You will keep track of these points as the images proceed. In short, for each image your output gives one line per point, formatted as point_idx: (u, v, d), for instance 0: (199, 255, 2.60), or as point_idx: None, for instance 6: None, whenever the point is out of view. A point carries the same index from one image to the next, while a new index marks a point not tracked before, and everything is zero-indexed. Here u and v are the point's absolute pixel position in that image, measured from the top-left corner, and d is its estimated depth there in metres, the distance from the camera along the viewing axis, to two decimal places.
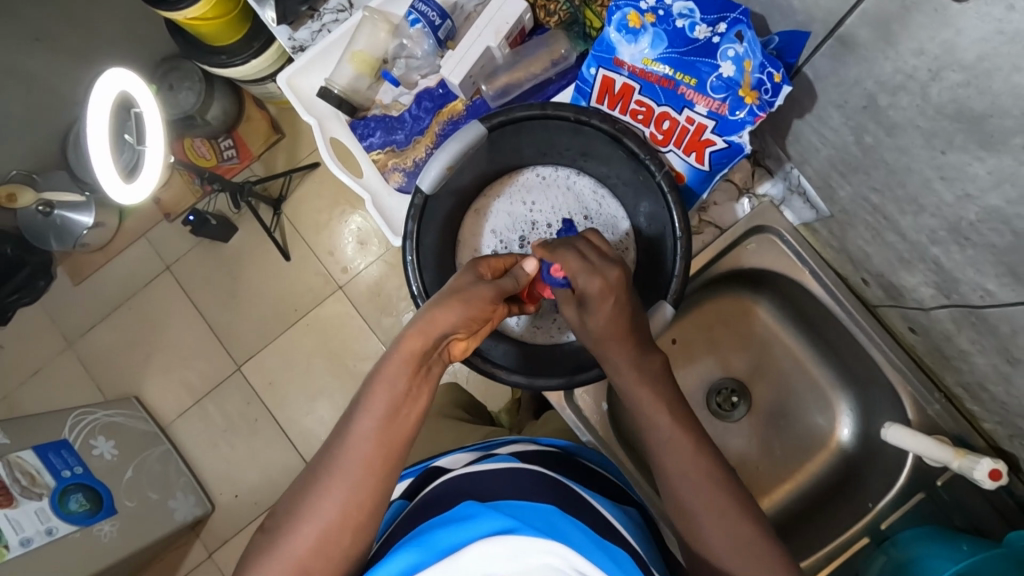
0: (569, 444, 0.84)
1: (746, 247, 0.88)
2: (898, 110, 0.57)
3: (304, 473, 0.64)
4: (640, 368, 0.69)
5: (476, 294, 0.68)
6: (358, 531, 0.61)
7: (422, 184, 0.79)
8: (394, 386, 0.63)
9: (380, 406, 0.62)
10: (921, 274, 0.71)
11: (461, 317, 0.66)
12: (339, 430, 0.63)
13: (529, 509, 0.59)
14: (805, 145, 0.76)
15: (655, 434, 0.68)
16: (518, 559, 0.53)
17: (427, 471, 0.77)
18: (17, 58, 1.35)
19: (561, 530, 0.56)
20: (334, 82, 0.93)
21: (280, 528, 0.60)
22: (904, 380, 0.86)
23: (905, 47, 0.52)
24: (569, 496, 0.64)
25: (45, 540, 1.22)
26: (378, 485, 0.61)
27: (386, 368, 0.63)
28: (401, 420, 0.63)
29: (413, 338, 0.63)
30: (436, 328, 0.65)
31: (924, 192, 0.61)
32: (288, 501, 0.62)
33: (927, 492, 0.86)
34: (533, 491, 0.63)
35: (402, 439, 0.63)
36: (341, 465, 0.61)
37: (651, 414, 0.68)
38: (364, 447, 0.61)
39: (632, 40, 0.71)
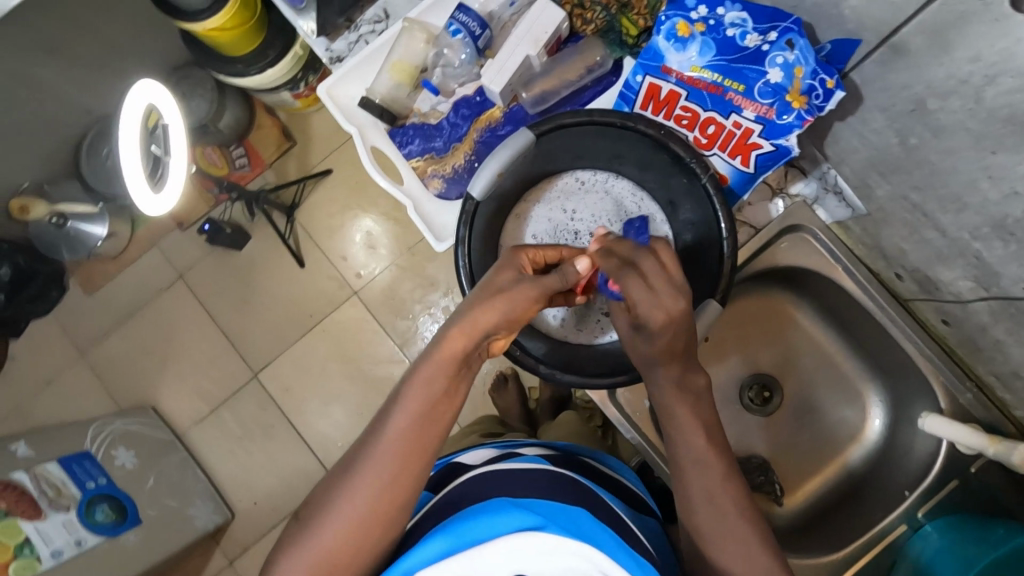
0: (575, 447, 0.86)
1: (780, 245, 0.91)
2: (948, 113, 0.60)
3: (337, 467, 0.67)
4: (680, 386, 0.71)
5: (518, 295, 0.69)
6: (387, 525, 0.63)
7: (472, 190, 0.82)
8: (432, 385, 0.65)
9: (415, 406, 0.64)
10: (959, 268, 0.74)
11: (501, 318, 0.68)
12: (372, 428, 0.65)
13: (555, 505, 0.62)
14: (844, 146, 0.78)
15: (687, 453, 0.69)
16: (541, 553, 0.57)
17: (448, 466, 0.79)
18: (34, 70, 1.35)
19: (584, 528, 0.59)
20: (374, 91, 0.96)
21: (312, 519, 0.64)
22: (936, 371, 0.88)
23: (960, 54, 0.54)
24: (589, 497, 0.67)
25: (75, 551, 1.24)
26: (408, 485, 0.64)
27: (426, 366, 0.65)
28: (437, 419, 0.65)
29: (456, 337, 0.66)
30: (478, 328, 0.67)
31: (968, 190, 0.64)
32: (320, 493, 0.65)
33: (960, 480, 0.89)
34: (557, 488, 0.65)
35: (434, 441, 0.65)
36: (374, 458, 0.63)
37: (686, 433, 0.70)
38: (396, 445, 0.63)
39: (680, 48, 0.74)
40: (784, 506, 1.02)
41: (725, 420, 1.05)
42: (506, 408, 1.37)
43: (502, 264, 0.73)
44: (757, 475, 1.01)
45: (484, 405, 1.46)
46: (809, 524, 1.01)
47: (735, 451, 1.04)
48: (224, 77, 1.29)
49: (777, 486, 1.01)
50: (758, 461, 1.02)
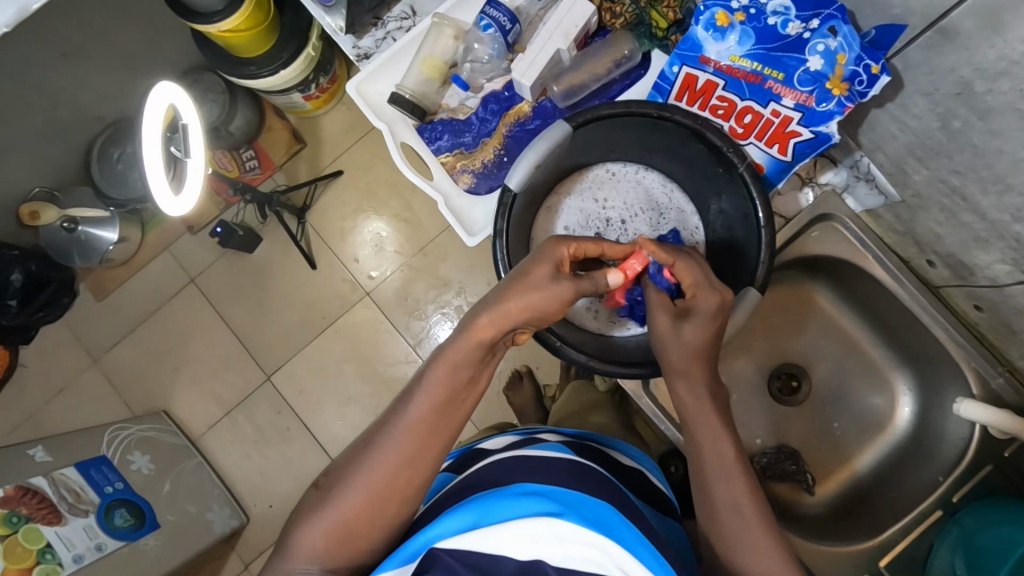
0: (593, 434, 0.86)
1: (811, 235, 0.92)
2: (996, 95, 0.60)
3: (359, 440, 0.67)
4: (707, 396, 0.73)
5: (551, 292, 0.69)
6: (403, 503, 0.64)
7: (511, 181, 0.81)
8: (458, 371, 0.66)
9: (439, 391, 0.65)
10: (997, 251, 0.74)
11: (531, 313, 0.69)
12: (396, 405, 0.66)
13: (577, 493, 0.61)
14: (880, 134, 0.79)
15: (714, 458, 0.70)
16: (560, 541, 0.55)
17: (471, 451, 0.79)
18: (49, 74, 1.34)
19: (605, 519, 0.58)
20: (405, 86, 0.94)
21: (331, 488, 0.64)
22: (967, 356, 0.89)
23: (1014, 35, 0.55)
24: (611, 489, 0.66)
25: (96, 555, 1.23)
26: (425, 468, 0.65)
27: (453, 352, 0.66)
28: (457, 405, 0.66)
29: (486, 328, 0.67)
30: (507, 320, 0.68)
31: (1012, 172, 0.65)
32: (341, 464, 0.65)
33: (995, 464, 0.89)
34: (580, 478, 0.65)
35: (454, 425, 0.66)
36: (395, 436, 0.64)
37: (713, 439, 0.71)
38: (417, 427, 0.64)
39: (719, 37, 0.75)
40: (813, 495, 1.03)
41: (753, 411, 1.05)
42: (522, 403, 1.37)
43: (541, 256, 0.72)
44: (790, 463, 1.01)
45: (501, 403, 1.47)
46: (840, 513, 1.01)
47: (765, 441, 1.05)
48: (237, 79, 1.28)
49: (810, 475, 1.02)
50: (790, 450, 1.03)
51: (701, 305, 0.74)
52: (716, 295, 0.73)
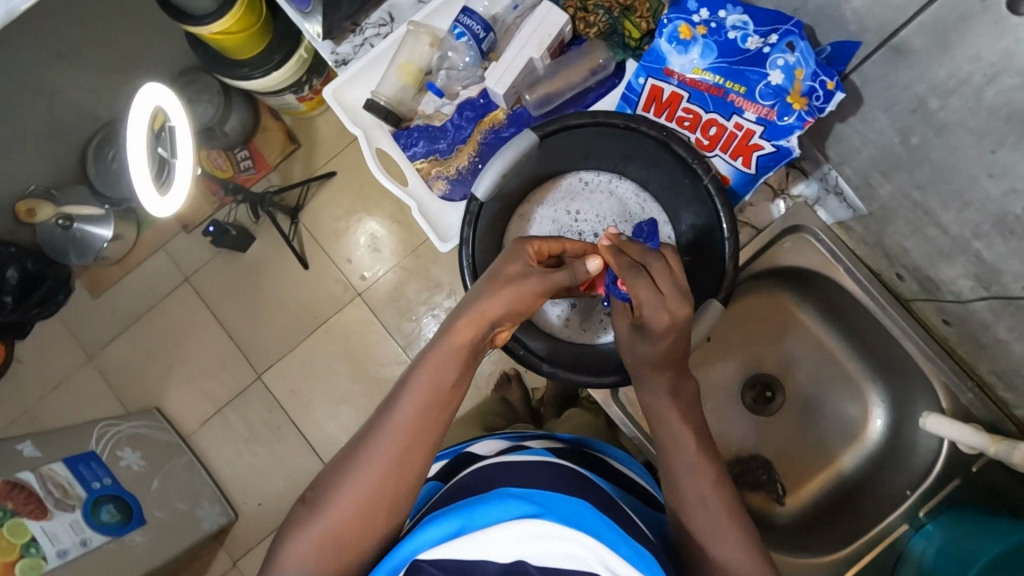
0: (585, 439, 0.85)
1: (782, 245, 0.92)
2: (949, 112, 0.62)
3: (346, 450, 0.66)
4: (674, 395, 0.73)
5: (522, 288, 0.70)
6: (393, 510, 0.63)
7: (477, 191, 0.85)
8: (441, 373, 0.67)
9: (424, 391, 0.66)
10: (960, 266, 0.75)
11: (508, 308, 0.70)
12: (383, 411, 0.66)
13: (558, 494, 0.61)
14: (846, 148, 0.80)
15: (681, 457, 0.71)
16: (544, 543, 0.55)
17: (461, 456, 0.79)
18: (45, 74, 1.36)
19: (587, 518, 0.58)
20: (380, 93, 0.95)
21: (320, 499, 0.63)
22: (937, 370, 0.89)
23: (960, 54, 0.57)
24: (594, 487, 0.66)
25: (81, 550, 1.23)
26: (414, 472, 0.64)
27: (434, 354, 0.67)
28: (444, 408, 0.66)
29: (463, 328, 0.68)
30: (484, 319, 0.69)
31: (970, 189, 0.65)
32: (329, 475, 0.65)
33: (965, 478, 0.89)
34: (561, 479, 0.65)
35: (441, 426, 0.66)
36: (383, 441, 0.64)
37: (675, 437, 0.72)
38: (405, 429, 0.64)
39: (682, 50, 0.77)
40: (786, 505, 1.02)
41: (727, 420, 1.05)
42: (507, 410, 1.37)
43: (508, 256, 0.73)
44: (762, 472, 1.01)
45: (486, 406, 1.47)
46: (813, 522, 1.01)
47: (739, 450, 1.04)
48: (231, 81, 1.29)
49: (780, 485, 1.02)
50: (762, 459, 1.03)
51: (651, 323, 0.71)
52: (665, 310, 0.70)
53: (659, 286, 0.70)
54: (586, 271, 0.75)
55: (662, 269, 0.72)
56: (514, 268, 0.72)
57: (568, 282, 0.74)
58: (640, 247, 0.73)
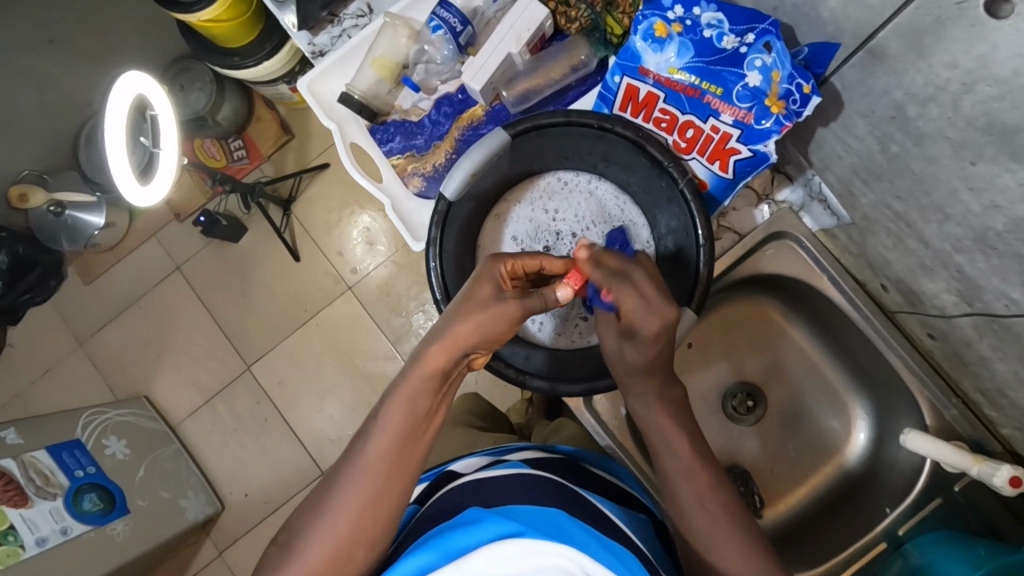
0: (576, 451, 0.82)
1: (765, 252, 0.89)
2: (927, 121, 0.59)
3: (319, 487, 0.65)
4: (662, 399, 0.71)
5: (496, 311, 0.67)
6: (370, 547, 0.61)
7: (446, 190, 0.83)
8: (414, 405, 0.64)
9: (397, 426, 0.63)
10: (942, 281, 0.72)
11: (482, 334, 0.67)
12: (354, 447, 0.64)
13: (536, 511, 0.59)
14: (828, 153, 0.78)
15: (676, 464, 0.69)
16: (527, 561, 0.53)
17: (442, 475, 0.74)
18: (31, 59, 1.34)
19: (568, 532, 0.57)
20: (355, 87, 0.93)
21: (294, 543, 0.61)
22: (921, 385, 0.86)
23: (938, 59, 0.54)
24: (575, 501, 0.64)
25: (60, 539, 1.20)
26: (390, 507, 0.62)
27: (406, 385, 0.65)
28: (417, 439, 0.64)
29: (435, 356, 0.65)
30: (457, 347, 0.66)
31: (950, 202, 0.63)
32: (302, 515, 0.63)
33: (944, 497, 0.87)
34: (537, 491, 0.63)
35: (414, 462, 0.64)
36: (355, 477, 0.62)
37: (671, 445, 0.70)
38: (377, 464, 0.62)
39: (658, 48, 0.76)
40: (766, 518, 1.00)
41: (708, 428, 1.03)
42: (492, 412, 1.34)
43: (480, 277, 0.70)
44: (739, 485, 0.99)
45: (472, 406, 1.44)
46: (792, 536, 0.98)
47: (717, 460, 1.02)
48: (222, 70, 1.25)
49: (757, 497, 0.99)
50: (740, 470, 1.01)
51: (640, 329, 0.68)
52: (656, 315, 0.67)
53: (645, 292, 0.67)
54: (557, 299, 0.72)
55: (643, 278, 0.70)
56: (487, 291, 0.69)
57: (541, 308, 0.70)
58: (617, 256, 0.71)
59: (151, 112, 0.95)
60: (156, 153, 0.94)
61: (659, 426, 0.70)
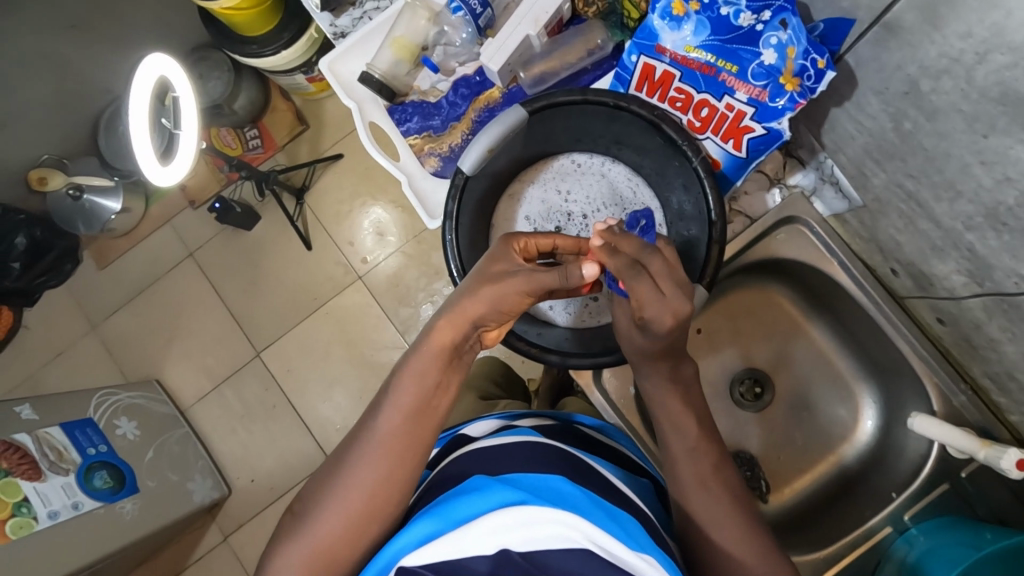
0: (584, 420, 0.83)
1: (775, 237, 0.91)
2: (941, 95, 0.60)
3: (330, 462, 0.67)
4: (673, 379, 0.72)
5: (504, 287, 0.68)
6: (379, 519, 0.63)
7: (462, 164, 0.85)
8: (423, 378, 0.66)
9: (406, 399, 0.65)
10: (953, 261, 0.73)
11: (490, 308, 0.69)
12: (364, 424, 0.66)
13: (538, 480, 0.60)
14: (840, 134, 0.80)
15: (679, 443, 0.71)
16: (529, 528, 0.54)
17: (454, 439, 0.75)
18: (56, 43, 1.37)
19: (571, 501, 0.58)
20: (375, 67, 0.95)
21: (306, 513, 0.63)
22: (929, 371, 0.87)
23: (952, 31, 0.55)
24: (582, 471, 0.65)
25: (71, 514, 1.21)
26: (400, 482, 0.63)
27: (416, 359, 0.67)
28: (427, 412, 0.66)
29: (445, 329, 0.67)
30: (465, 319, 0.68)
31: (962, 177, 0.64)
32: (313, 488, 0.65)
33: (951, 483, 0.87)
34: (543, 460, 0.64)
35: (425, 436, 0.66)
36: (366, 449, 0.64)
37: (677, 424, 0.71)
38: (389, 437, 0.64)
39: (675, 26, 0.77)
40: (771, 504, 1.00)
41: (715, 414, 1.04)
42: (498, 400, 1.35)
43: (495, 256, 0.72)
44: (744, 470, 1.01)
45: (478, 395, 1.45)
46: (797, 522, 0.98)
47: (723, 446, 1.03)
48: (241, 57, 1.27)
49: (764, 482, 1.00)
50: (746, 457, 1.02)
51: (654, 322, 0.67)
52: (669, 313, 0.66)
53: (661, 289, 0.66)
54: (582, 276, 0.68)
55: (661, 270, 0.68)
56: (501, 267, 0.71)
57: (559, 284, 0.68)
58: (636, 243, 0.68)
59: (172, 95, 0.97)
60: (177, 135, 0.97)
61: (666, 403, 0.72)
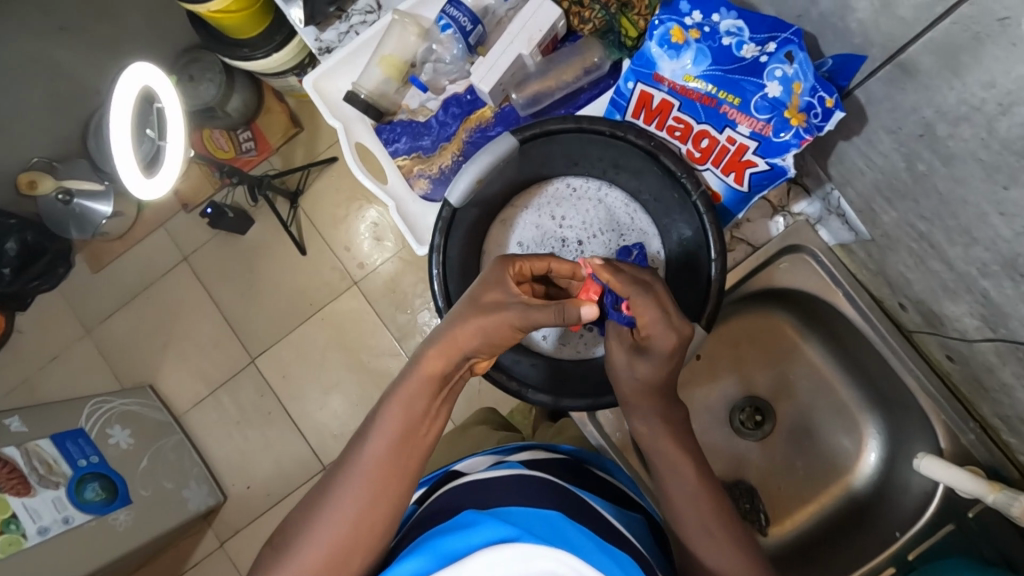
0: (579, 451, 0.81)
1: (779, 265, 0.87)
2: (958, 141, 0.56)
3: (315, 489, 0.63)
4: (666, 417, 0.69)
5: (499, 318, 0.65)
6: (366, 553, 0.59)
7: (451, 197, 0.82)
8: (411, 406, 0.63)
9: (394, 428, 0.62)
10: (966, 304, 0.69)
11: (483, 340, 0.65)
12: (351, 450, 0.63)
13: (533, 514, 0.57)
14: (849, 167, 0.76)
15: (677, 483, 0.67)
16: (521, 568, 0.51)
17: (446, 474, 0.72)
18: (42, 47, 1.32)
19: (566, 538, 0.54)
20: (362, 85, 0.92)
21: (287, 546, 0.59)
22: (937, 409, 0.84)
23: (973, 79, 0.51)
24: (578, 505, 0.62)
25: (62, 529, 1.18)
26: (386, 512, 0.60)
27: (404, 387, 0.63)
28: (417, 442, 0.63)
29: (434, 358, 0.64)
30: (457, 348, 0.65)
31: (978, 225, 0.60)
32: (298, 516, 0.61)
33: (957, 524, 0.84)
34: (537, 493, 0.61)
35: (413, 465, 0.62)
36: (352, 477, 0.60)
37: (672, 464, 0.68)
38: (374, 464, 0.60)
39: (674, 55, 0.74)
40: (772, 536, 0.98)
41: (715, 442, 1.01)
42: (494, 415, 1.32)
43: (489, 281, 0.68)
44: (744, 501, 0.97)
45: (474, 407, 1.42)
46: (799, 554, 0.96)
47: (724, 474, 1.00)
48: (232, 61, 1.23)
49: (763, 515, 0.97)
50: (746, 486, 0.99)
51: (656, 345, 0.66)
52: (673, 332, 0.65)
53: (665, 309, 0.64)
54: (579, 315, 0.64)
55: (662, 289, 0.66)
56: (495, 296, 0.67)
57: (554, 323, 0.64)
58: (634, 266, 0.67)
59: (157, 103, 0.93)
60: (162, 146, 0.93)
61: (660, 442, 0.69)
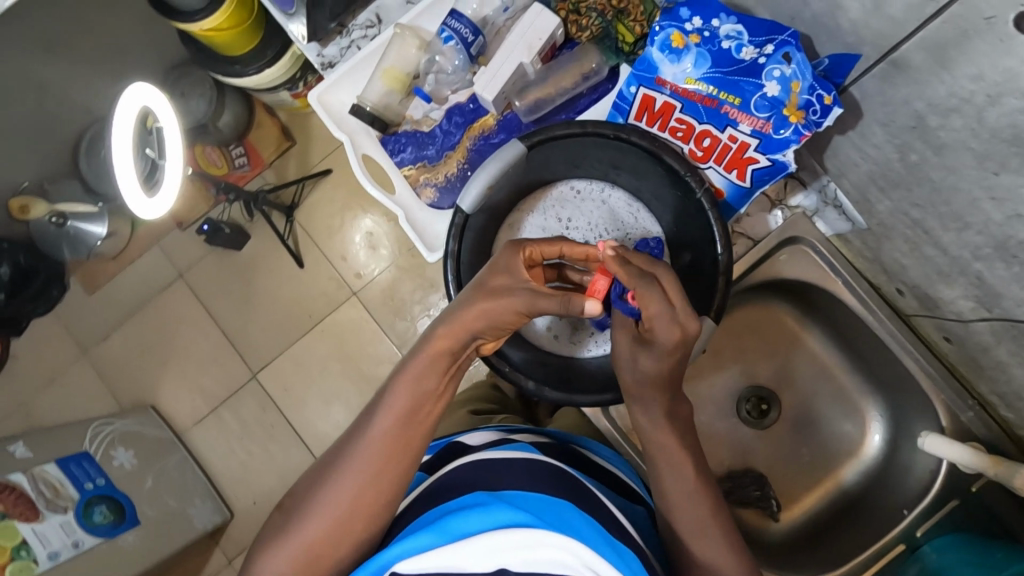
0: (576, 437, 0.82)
1: (779, 257, 0.90)
2: (949, 131, 0.60)
3: (324, 458, 0.66)
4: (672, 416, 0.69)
5: (506, 302, 0.66)
6: (369, 520, 0.61)
7: (462, 202, 0.84)
8: (420, 383, 0.65)
9: (401, 405, 0.63)
10: (961, 287, 0.73)
11: (489, 322, 0.67)
12: (360, 423, 0.65)
13: (539, 500, 0.58)
14: (844, 160, 0.79)
15: (678, 486, 0.68)
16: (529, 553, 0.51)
17: (449, 449, 0.74)
18: (33, 70, 1.32)
19: (570, 524, 0.55)
20: (366, 98, 0.94)
21: (294, 511, 0.62)
22: (937, 389, 0.87)
23: (962, 72, 0.55)
24: (581, 491, 0.63)
25: (72, 553, 1.18)
26: (389, 484, 0.62)
27: (414, 364, 0.65)
28: (422, 419, 0.64)
29: (441, 338, 0.65)
30: (464, 330, 0.66)
31: (970, 210, 0.64)
32: (306, 484, 0.64)
33: (961, 499, 0.87)
34: (544, 479, 0.62)
35: (419, 440, 0.64)
36: (359, 449, 0.62)
37: (676, 465, 0.68)
38: (380, 438, 0.62)
39: (675, 59, 0.78)
40: (781, 521, 1.00)
41: (722, 431, 1.03)
42: None
43: (498, 264, 0.69)
44: (753, 489, 0.99)
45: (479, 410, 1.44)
46: (808, 537, 0.99)
47: (732, 463, 1.02)
48: (224, 77, 1.24)
49: (774, 501, 0.99)
50: (755, 474, 1.01)
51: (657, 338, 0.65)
52: (677, 326, 0.64)
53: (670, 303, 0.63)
54: (583, 310, 0.65)
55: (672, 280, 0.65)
56: (501, 281, 0.68)
57: (557, 312, 0.66)
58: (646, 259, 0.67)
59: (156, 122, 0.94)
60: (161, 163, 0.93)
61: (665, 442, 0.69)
